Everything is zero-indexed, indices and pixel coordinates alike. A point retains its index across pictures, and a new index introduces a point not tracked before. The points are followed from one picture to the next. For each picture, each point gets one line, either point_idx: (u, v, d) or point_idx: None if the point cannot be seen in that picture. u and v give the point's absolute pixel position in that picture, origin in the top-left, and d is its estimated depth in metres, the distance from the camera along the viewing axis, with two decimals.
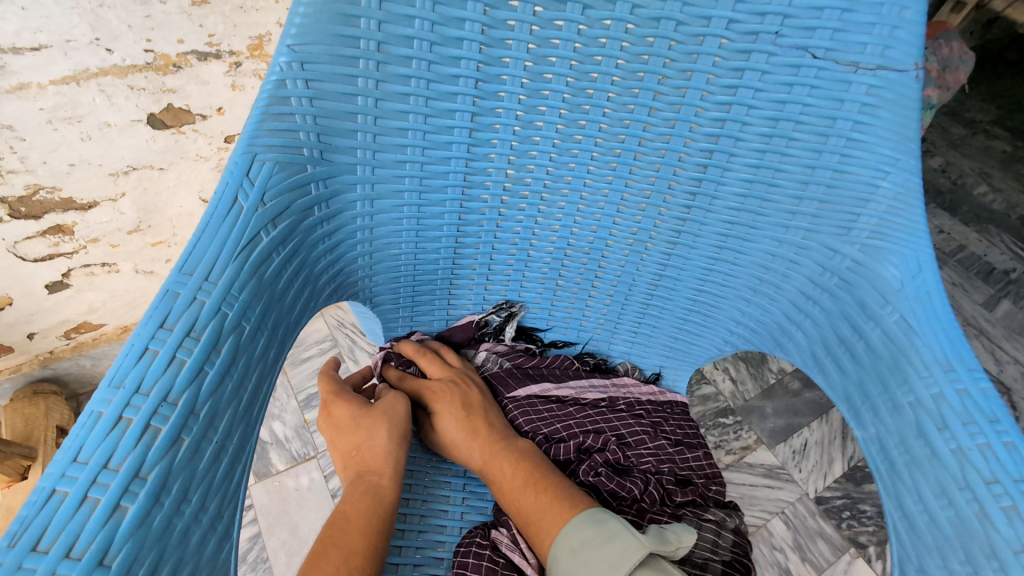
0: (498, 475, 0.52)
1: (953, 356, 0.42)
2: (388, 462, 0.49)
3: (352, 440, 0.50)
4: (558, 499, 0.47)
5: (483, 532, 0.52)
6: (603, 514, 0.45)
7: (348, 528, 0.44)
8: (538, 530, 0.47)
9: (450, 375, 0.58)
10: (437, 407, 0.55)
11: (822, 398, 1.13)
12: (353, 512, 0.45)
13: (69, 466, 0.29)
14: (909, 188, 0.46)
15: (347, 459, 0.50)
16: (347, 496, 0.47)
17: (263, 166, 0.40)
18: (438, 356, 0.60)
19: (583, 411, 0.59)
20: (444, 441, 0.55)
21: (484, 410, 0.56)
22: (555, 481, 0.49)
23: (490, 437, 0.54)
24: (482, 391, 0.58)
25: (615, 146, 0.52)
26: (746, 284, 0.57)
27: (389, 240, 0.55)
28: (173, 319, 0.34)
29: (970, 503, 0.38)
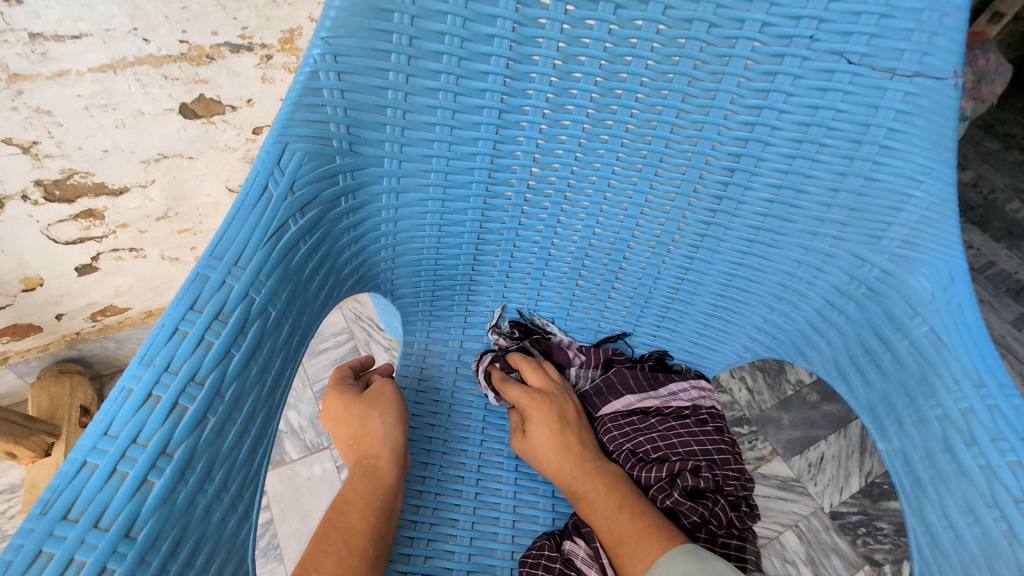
0: (589, 492, 0.52)
1: (984, 370, 0.41)
2: (386, 445, 0.50)
3: (348, 427, 0.51)
4: (654, 527, 0.47)
5: (553, 542, 0.53)
6: (702, 552, 0.44)
7: (346, 511, 0.45)
8: (629, 554, 0.46)
9: (553, 388, 0.59)
10: (538, 414, 0.56)
11: (840, 411, 1.11)
12: (351, 493, 0.46)
13: (100, 439, 0.30)
14: (943, 198, 0.45)
15: (347, 446, 0.51)
16: (347, 479, 0.48)
17: (293, 155, 0.41)
18: (539, 365, 0.62)
19: (665, 423, 0.58)
20: (535, 453, 0.56)
21: (581, 430, 0.57)
22: (648, 510, 0.49)
23: (583, 456, 0.54)
24: (579, 410, 0.59)
25: (641, 147, 0.52)
26: (770, 290, 0.57)
27: (413, 234, 0.55)
28: (203, 301, 0.35)
29: (998, 521, 0.37)
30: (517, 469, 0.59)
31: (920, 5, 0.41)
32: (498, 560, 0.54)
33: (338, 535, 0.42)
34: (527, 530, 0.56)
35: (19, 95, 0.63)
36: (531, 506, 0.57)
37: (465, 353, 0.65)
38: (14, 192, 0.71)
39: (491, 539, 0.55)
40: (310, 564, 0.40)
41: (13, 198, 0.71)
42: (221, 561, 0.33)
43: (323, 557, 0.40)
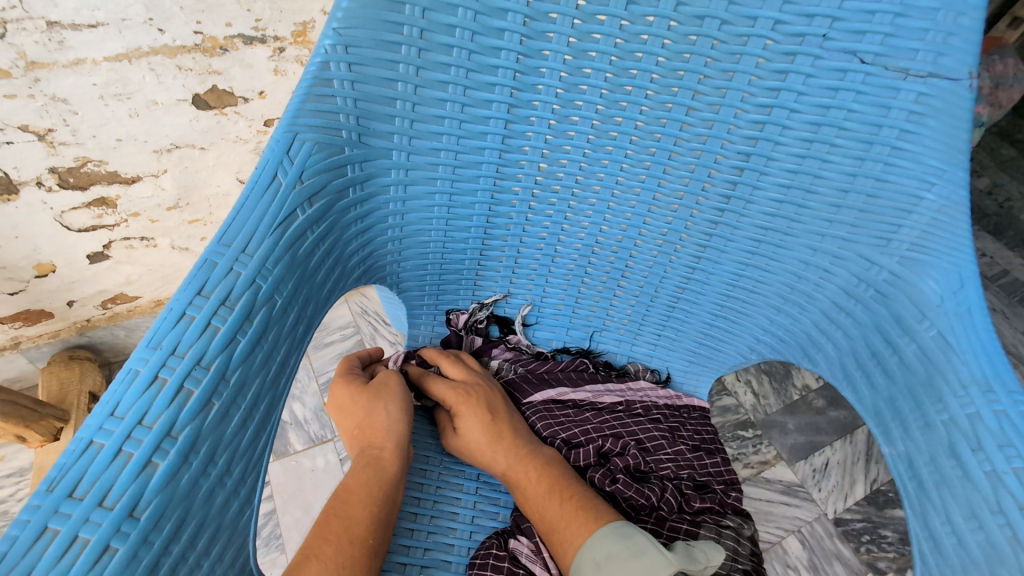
0: (520, 479, 0.51)
1: (993, 376, 0.40)
2: (390, 436, 0.50)
3: (353, 417, 0.51)
4: (583, 508, 0.48)
5: (500, 541, 0.51)
6: (627, 529, 0.45)
7: (348, 501, 0.45)
8: (561, 539, 0.47)
9: (468, 379, 0.57)
10: (464, 408, 0.54)
11: (847, 417, 1.10)
12: (354, 482, 0.47)
13: (106, 419, 0.30)
14: (955, 201, 0.45)
15: (352, 436, 0.51)
16: (351, 469, 0.48)
17: (303, 145, 0.41)
18: (458, 358, 0.60)
19: (600, 415, 0.58)
20: (467, 447, 0.54)
21: (505, 418, 0.55)
22: (579, 490, 0.50)
23: (514, 443, 0.53)
24: (501, 395, 0.57)
25: (649, 145, 0.52)
26: (776, 292, 0.56)
27: (420, 227, 0.55)
28: (210, 287, 0.35)
29: (1002, 527, 0.37)
30: None
31: (936, 5, 0.40)
32: None
33: (341, 524, 0.43)
34: None
35: (36, 82, 0.64)
36: None
37: None
38: (29, 178, 0.72)
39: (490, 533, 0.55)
40: (311, 552, 0.41)
41: (28, 184, 0.72)
42: (223, 544, 0.34)
43: (324, 546, 0.41)
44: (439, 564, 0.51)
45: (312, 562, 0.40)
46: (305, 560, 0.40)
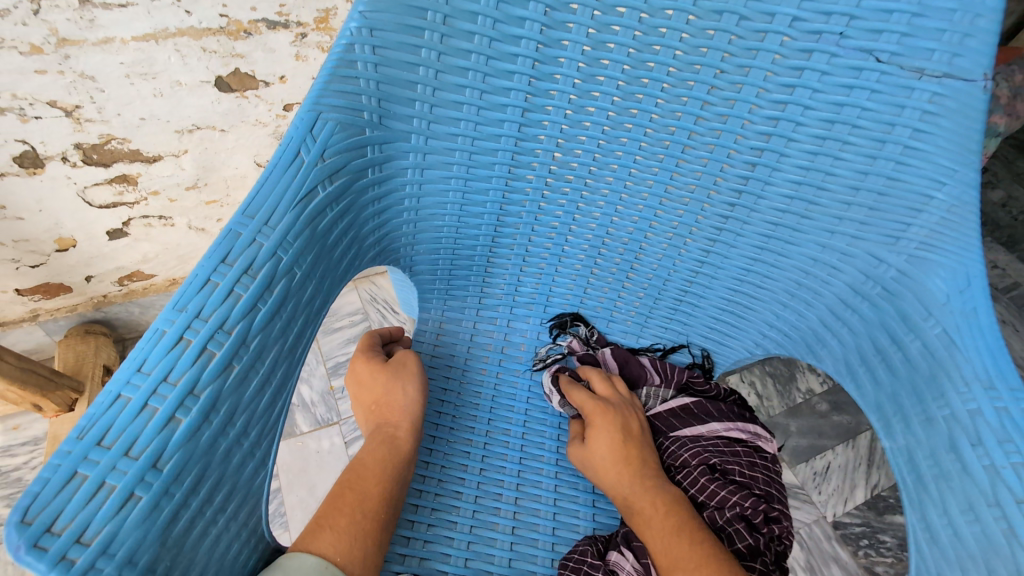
0: (644, 509, 0.50)
1: (995, 373, 0.40)
2: (405, 416, 0.52)
3: (371, 394, 0.53)
4: (711, 556, 0.44)
5: (595, 548, 0.52)
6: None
7: (360, 475, 0.46)
8: None
9: (619, 400, 0.58)
10: (599, 421, 0.55)
11: (850, 422, 1.10)
12: (370, 458, 0.48)
13: (133, 374, 0.31)
14: (965, 201, 0.45)
15: (368, 412, 0.53)
16: (367, 444, 0.49)
17: (325, 124, 0.42)
18: (609, 377, 0.60)
19: (730, 448, 0.56)
20: (593, 461, 0.55)
21: (639, 445, 0.54)
22: (709, 538, 0.46)
23: (645, 473, 0.52)
24: (642, 423, 0.57)
25: (663, 138, 0.53)
26: (783, 287, 0.57)
27: (434, 211, 0.56)
28: (233, 256, 0.36)
29: (998, 520, 0.37)
30: (522, 449, 0.61)
31: (953, 6, 0.41)
32: (498, 534, 0.55)
33: (357, 498, 0.44)
34: (529, 508, 0.57)
35: (66, 59, 0.65)
36: (534, 485, 0.58)
37: (477, 333, 0.67)
38: (55, 153, 0.74)
39: (493, 513, 0.56)
40: (326, 521, 0.42)
41: (53, 159, 0.74)
42: (236, 500, 0.35)
43: (341, 516, 0.42)
44: (440, 540, 0.53)
45: (329, 530, 0.41)
46: (321, 528, 0.41)
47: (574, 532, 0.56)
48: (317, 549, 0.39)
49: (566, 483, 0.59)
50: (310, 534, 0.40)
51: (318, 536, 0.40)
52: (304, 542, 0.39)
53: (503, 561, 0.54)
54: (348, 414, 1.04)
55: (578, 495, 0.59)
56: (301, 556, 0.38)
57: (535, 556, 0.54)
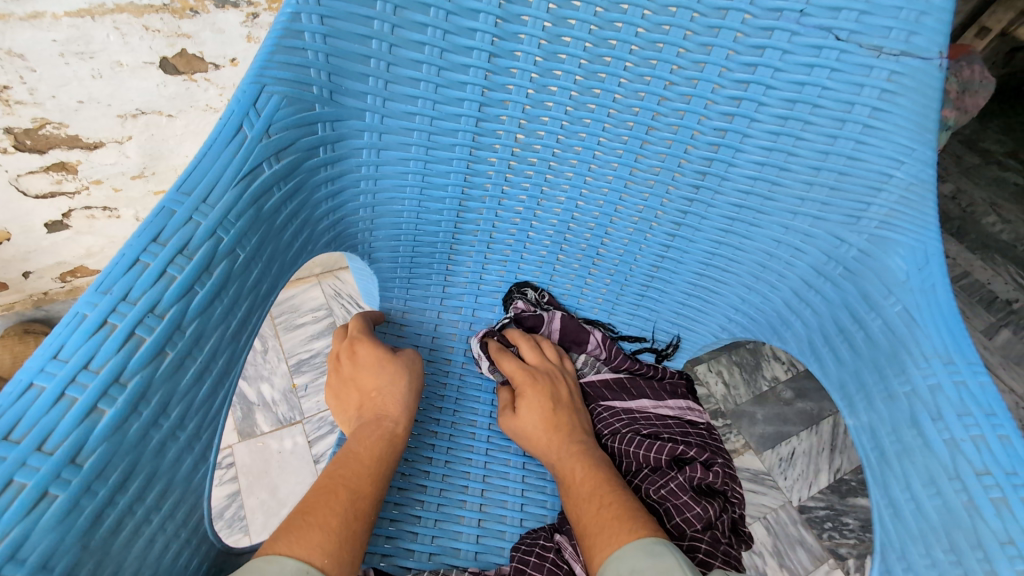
0: (568, 475, 0.50)
1: (953, 349, 0.41)
2: (402, 407, 0.51)
3: (374, 382, 0.52)
4: (620, 518, 0.43)
5: (547, 534, 0.51)
6: (657, 546, 0.40)
7: (354, 468, 0.46)
8: (591, 544, 0.43)
9: (546, 368, 0.58)
10: (527, 392, 0.55)
11: (813, 409, 1.12)
12: (367, 453, 0.47)
13: (48, 362, 0.29)
14: (922, 179, 0.46)
15: (363, 399, 0.52)
16: (359, 435, 0.48)
17: (270, 98, 0.39)
18: (540, 344, 0.61)
19: (661, 418, 0.57)
20: (521, 431, 0.54)
21: (568, 411, 0.55)
22: (624, 500, 0.46)
23: (573, 440, 0.53)
24: (571, 390, 0.57)
25: (627, 118, 0.52)
26: (748, 270, 0.57)
27: (392, 194, 0.54)
28: (167, 235, 0.34)
29: (959, 493, 0.37)
30: (488, 440, 0.59)
31: None
32: (464, 527, 0.53)
33: (348, 497, 0.43)
34: (495, 500, 0.55)
35: None
36: (501, 475, 0.57)
37: (441, 323, 0.65)
38: None
39: (458, 506, 0.54)
40: (314, 519, 0.40)
41: None
42: (173, 497, 0.33)
43: (331, 516, 0.41)
44: (404, 535, 0.51)
45: (320, 531, 0.40)
46: (310, 527, 0.39)
47: (542, 521, 0.55)
48: (307, 550, 0.38)
49: (533, 473, 0.58)
50: (299, 533, 0.39)
51: (307, 536, 0.39)
52: (293, 542, 0.38)
53: (469, 554, 0.52)
54: (311, 413, 1.00)
55: (546, 485, 0.57)
56: (281, 558, 0.36)
57: (502, 548, 0.53)
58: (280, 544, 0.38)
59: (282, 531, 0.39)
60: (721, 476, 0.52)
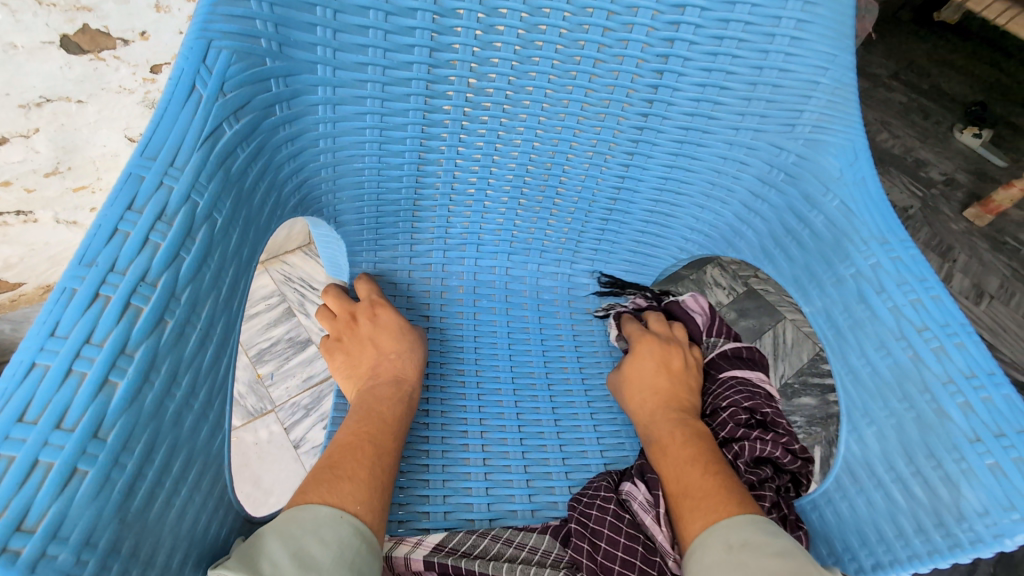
0: (663, 437, 0.51)
1: (887, 230, 0.47)
2: (417, 372, 0.54)
3: (394, 345, 0.54)
4: (725, 488, 0.45)
5: (609, 483, 0.52)
6: (771, 527, 0.41)
7: (372, 423, 0.47)
8: (692, 507, 0.45)
9: (668, 338, 0.60)
10: (644, 351, 0.58)
11: (755, 325, 1.22)
12: (389, 413, 0.49)
13: (47, 340, 0.28)
14: (845, 83, 0.51)
15: (380, 358, 0.53)
16: (380, 395, 0.50)
17: (219, 54, 0.38)
18: (666, 322, 0.63)
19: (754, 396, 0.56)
20: (624, 380, 0.58)
21: (683, 382, 0.56)
22: (727, 473, 0.47)
23: (676, 410, 0.54)
24: (693, 364, 0.58)
25: (574, 53, 0.53)
26: (698, 190, 0.61)
27: (352, 152, 0.54)
28: (141, 202, 0.32)
29: (905, 349, 0.42)
30: (478, 386, 0.61)
31: None
32: (471, 468, 0.56)
33: (375, 450, 0.45)
34: (495, 438, 0.58)
35: None
36: (496, 416, 0.59)
37: (414, 281, 0.66)
38: None
39: (462, 450, 0.56)
40: (343, 472, 0.42)
41: None
42: (197, 467, 0.33)
43: (358, 468, 0.42)
44: (416, 483, 0.54)
45: (349, 481, 0.41)
46: (339, 479, 0.41)
47: (541, 451, 0.58)
48: (342, 498, 0.39)
49: (527, 409, 0.61)
50: (332, 483, 0.40)
51: (338, 487, 0.40)
52: (326, 492, 0.39)
53: (483, 507, 0.54)
54: (282, 400, 0.98)
55: (539, 417, 0.60)
56: (317, 505, 0.38)
57: (511, 481, 0.55)
58: (315, 495, 0.39)
59: (313, 482, 0.40)
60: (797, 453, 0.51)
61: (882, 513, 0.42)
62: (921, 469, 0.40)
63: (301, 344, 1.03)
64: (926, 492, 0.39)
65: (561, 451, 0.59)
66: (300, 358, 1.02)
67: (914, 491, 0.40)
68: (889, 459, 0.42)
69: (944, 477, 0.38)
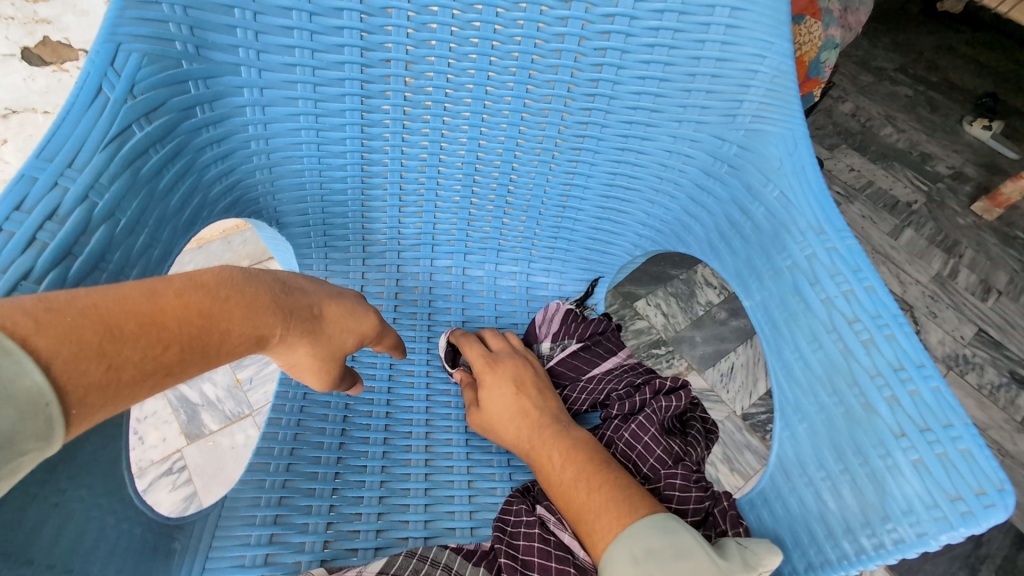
0: (543, 464, 0.49)
1: (824, 220, 0.45)
2: (235, 348, 0.35)
3: (272, 319, 0.36)
4: (613, 500, 0.43)
5: (528, 506, 0.49)
6: (672, 523, 0.40)
7: (124, 345, 0.29)
8: (590, 530, 0.42)
9: (512, 354, 0.58)
10: (490, 381, 0.55)
11: (746, 325, 1.20)
12: (167, 363, 0.31)
13: None
14: (784, 71, 0.49)
15: (223, 304, 0.34)
16: (254, 295, 0.36)
17: (129, 57, 0.38)
18: (504, 337, 0.62)
19: (617, 380, 0.57)
20: (489, 420, 0.54)
21: (541, 394, 0.54)
22: (607, 477, 0.45)
23: (538, 425, 0.52)
24: (538, 372, 0.57)
25: (511, 50, 0.52)
26: (647, 184, 0.60)
27: (289, 154, 0.54)
28: (31, 202, 0.33)
29: (836, 342, 0.41)
30: (428, 386, 0.61)
31: None
32: (412, 469, 0.55)
33: (177, 358, 0.32)
34: (441, 439, 0.57)
35: None
36: (444, 416, 0.59)
37: (367, 283, 0.66)
38: None
39: (404, 451, 0.56)
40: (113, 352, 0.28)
41: None
42: None
43: (131, 366, 0.29)
44: (351, 485, 0.52)
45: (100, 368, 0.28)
46: (97, 357, 0.28)
47: (487, 452, 0.57)
48: (75, 386, 0.27)
49: None
50: (86, 353, 0.27)
51: (77, 365, 0.27)
52: (71, 364, 0.27)
53: (419, 509, 0.52)
54: (260, 404, 0.98)
55: None
56: (36, 369, 0.25)
57: (451, 482, 0.55)
58: (51, 351, 0.26)
59: (58, 317, 0.27)
60: (684, 398, 0.53)
61: (813, 512, 0.40)
62: (850, 467, 0.38)
63: None
64: (854, 490, 0.38)
65: (506, 451, 0.58)
66: None
67: (843, 491, 0.38)
68: (820, 456, 0.40)
69: (870, 475, 0.37)
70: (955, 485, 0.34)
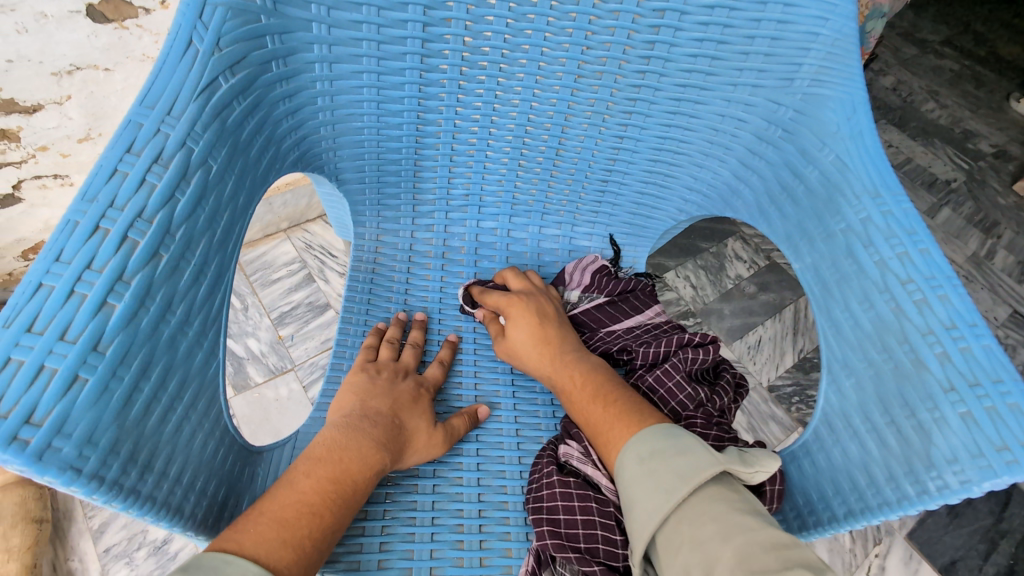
0: (567, 386, 0.53)
1: (880, 184, 0.45)
2: (365, 487, 0.44)
3: (375, 458, 0.46)
4: (624, 412, 0.47)
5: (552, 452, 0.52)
6: (673, 430, 0.43)
7: (293, 525, 0.39)
8: (605, 441, 0.47)
9: (529, 290, 0.62)
10: (515, 313, 0.58)
11: (776, 299, 1.20)
12: (327, 518, 0.41)
13: (52, 264, 0.31)
14: (845, 34, 0.49)
15: (335, 466, 0.44)
16: (363, 453, 0.45)
17: (216, 11, 0.39)
18: (525, 275, 0.65)
19: (652, 333, 0.59)
20: (515, 349, 0.58)
21: (562, 326, 0.59)
22: (622, 396, 0.49)
23: (560, 351, 0.56)
24: (557, 307, 0.61)
25: (570, 10, 0.52)
26: (697, 149, 0.61)
27: (351, 111, 0.56)
28: (139, 145, 0.35)
29: (888, 302, 0.42)
30: (475, 341, 0.63)
31: None
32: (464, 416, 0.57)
33: (334, 517, 0.41)
34: (489, 390, 0.60)
35: None
36: (491, 369, 0.61)
37: (416, 241, 0.68)
38: None
39: (456, 399, 0.58)
40: (288, 531, 0.38)
41: None
42: (192, 388, 0.37)
43: (306, 536, 0.39)
44: None
45: (289, 550, 0.37)
46: (281, 542, 0.37)
47: (533, 404, 0.59)
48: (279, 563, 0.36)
49: None
50: (274, 542, 0.37)
51: (279, 550, 0.37)
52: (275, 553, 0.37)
53: (471, 451, 0.55)
54: (301, 360, 1.03)
55: None
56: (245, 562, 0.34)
57: (500, 430, 0.57)
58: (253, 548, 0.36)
59: (240, 530, 0.37)
60: (712, 350, 0.54)
61: (856, 461, 0.42)
62: (896, 419, 0.40)
63: (319, 308, 1.08)
64: (899, 441, 0.39)
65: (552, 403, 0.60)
66: (318, 322, 1.07)
67: (888, 440, 0.40)
68: (866, 409, 0.42)
69: (916, 426, 0.39)
70: (1001, 436, 0.35)
